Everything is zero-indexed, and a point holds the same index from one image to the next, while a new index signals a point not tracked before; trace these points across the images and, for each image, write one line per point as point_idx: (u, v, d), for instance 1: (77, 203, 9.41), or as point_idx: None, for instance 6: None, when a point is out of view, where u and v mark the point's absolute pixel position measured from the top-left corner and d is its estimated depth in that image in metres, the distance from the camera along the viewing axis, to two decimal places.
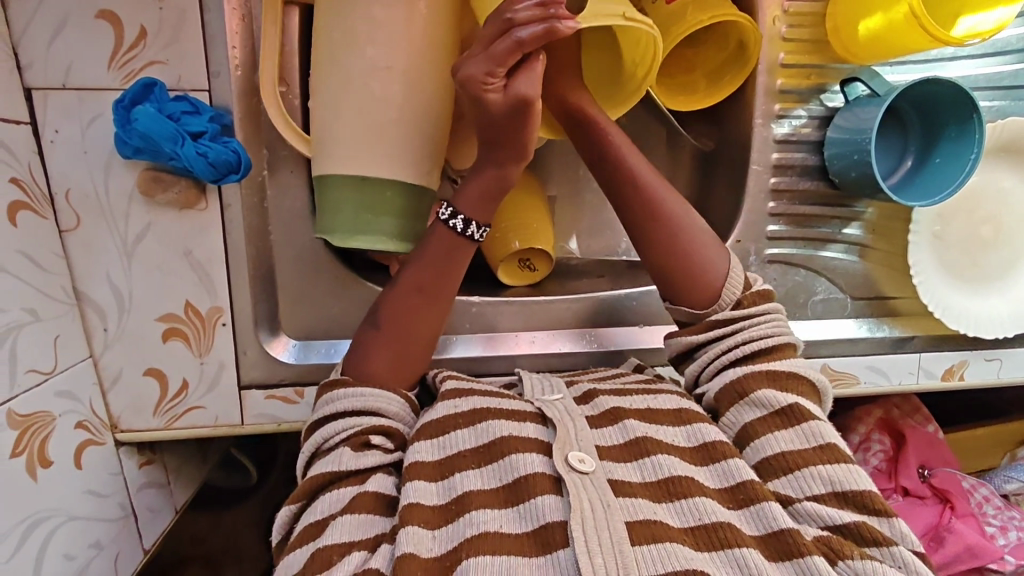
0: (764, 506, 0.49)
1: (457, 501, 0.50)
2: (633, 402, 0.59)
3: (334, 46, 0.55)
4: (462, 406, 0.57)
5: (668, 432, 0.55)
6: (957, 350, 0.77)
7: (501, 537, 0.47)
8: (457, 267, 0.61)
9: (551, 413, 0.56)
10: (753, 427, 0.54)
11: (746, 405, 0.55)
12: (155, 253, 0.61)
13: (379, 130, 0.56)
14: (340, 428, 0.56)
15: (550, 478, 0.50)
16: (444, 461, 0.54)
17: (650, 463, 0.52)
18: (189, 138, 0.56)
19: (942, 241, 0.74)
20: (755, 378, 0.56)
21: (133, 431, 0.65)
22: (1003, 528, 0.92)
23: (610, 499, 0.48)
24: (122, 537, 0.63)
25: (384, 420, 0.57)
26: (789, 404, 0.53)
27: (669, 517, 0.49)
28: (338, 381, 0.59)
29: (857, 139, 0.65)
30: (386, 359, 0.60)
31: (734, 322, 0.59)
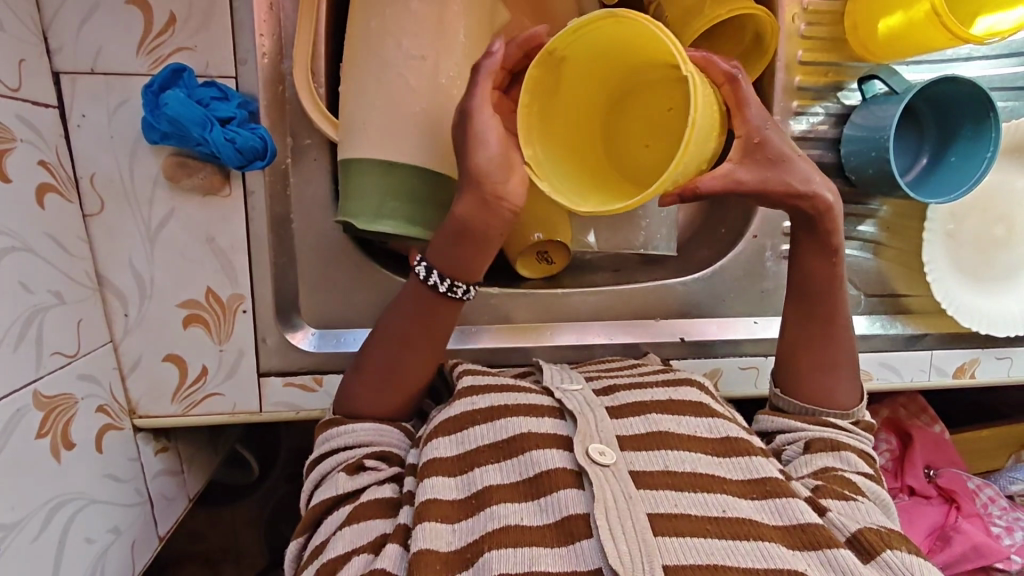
0: (789, 501, 0.50)
1: (477, 496, 0.51)
2: (654, 394, 0.59)
3: (368, 38, 0.57)
4: (480, 402, 0.57)
5: (691, 423, 0.56)
6: (969, 349, 0.78)
7: (523, 529, 0.48)
8: (434, 324, 0.60)
9: (570, 405, 0.56)
10: (834, 467, 0.56)
11: (833, 457, 0.57)
12: (177, 238, 0.61)
13: (405, 120, 0.57)
14: (333, 463, 0.57)
15: (570, 471, 0.51)
16: (463, 456, 0.54)
17: (671, 455, 0.53)
18: (218, 124, 0.56)
19: (955, 239, 0.75)
20: (850, 446, 0.58)
21: (151, 417, 0.65)
22: (1009, 528, 0.93)
23: (631, 491, 0.49)
24: (139, 523, 0.63)
25: (376, 446, 0.58)
26: (865, 468, 0.57)
27: (691, 508, 0.49)
28: (330, 421, 0.59)
29: (875, 136, 0.66)
30: (379, 401, 0.60)
31: (848, 424, 0.60)
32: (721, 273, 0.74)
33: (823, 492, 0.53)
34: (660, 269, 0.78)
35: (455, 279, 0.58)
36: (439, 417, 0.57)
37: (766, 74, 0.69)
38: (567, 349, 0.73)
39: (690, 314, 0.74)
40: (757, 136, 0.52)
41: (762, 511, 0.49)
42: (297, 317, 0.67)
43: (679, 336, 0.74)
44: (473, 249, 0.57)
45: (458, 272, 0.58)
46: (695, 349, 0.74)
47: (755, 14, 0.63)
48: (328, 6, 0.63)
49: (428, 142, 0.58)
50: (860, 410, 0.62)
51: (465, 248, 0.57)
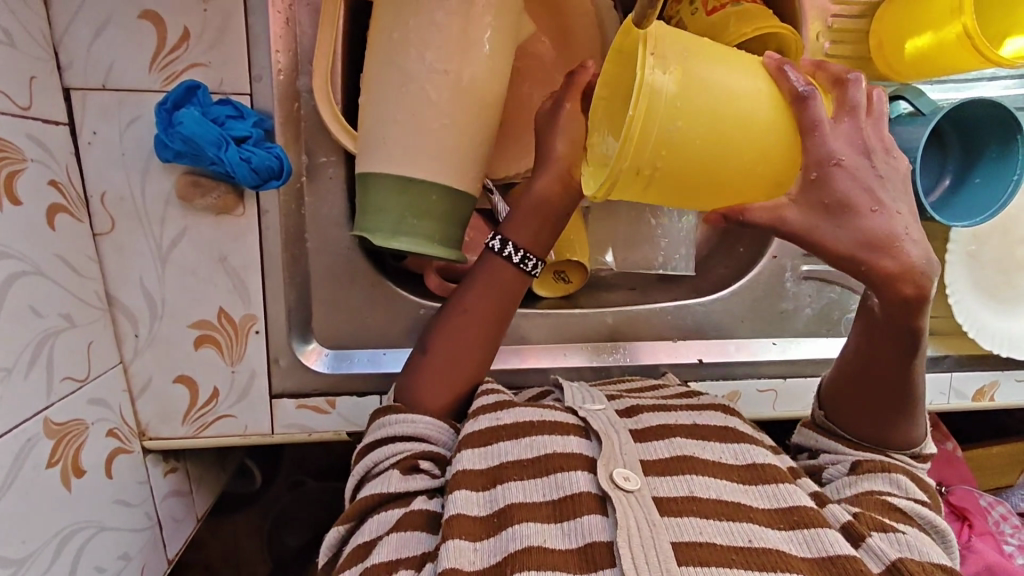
0: (819, 531, 0.48)
1: (499, 514, 0.49)
2: (679, 417, 0.58)
3: (388, 55, 0.56)
4: (506, 418, 0.55)
5: (716, 448, 0.55)
6: (988, 371, 0.77)
7: (546, 552, 0.46)
8: (507, 305, 0.61)
9: (595, 425, 0.55)
10: (877, 490, 0.54)
11: (881, 479, 0.54)
12: (190, 258, 0.60)
13: (426, 139, 0.56)
14: (390, 453, 0.55)
15: (594, 495, 0.49)
16: (491, 470, 0.52)
17: (696, 481, 0.51)
18: (233, 143, 0.55)
19: (976, 260, 0.74)
20: (901, 468, 0.56)
21: (161, 439, 0.63)
22: (1021, 547, 0.93)
23: (654, 518, 0.47)
24: (148, 547, 0.62)
25: (429, 446, 0.56)
26: (919, 496, 0.54)
27: (716, 536, 0.47)
28: (389, 409, 0.57)
29: (902, 157, 0.64)
30: (433, 393, 0.59)
31: (914, 461, 0.57)
32: (740, 293, 0.73)
33: (861, 521, 0.50)
34: (677, 288, 0.77)
35: (528, 252, 0.60)
36: (465, 429, 0.56)
37: None
38: (583, 370, 0.72)
39: (708, 334, 0.73)
40: (814, 171, 0.46)
41: (791, 541, 0.47)
42: (310, 338, 0.65)
43: (697, 357, 0.73)
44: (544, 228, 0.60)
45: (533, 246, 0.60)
46: (713, 370, 0.73)
47: (780, 33, 0.62)
48: (346, 20, 0.62)
49: (448, 161, 0.57)
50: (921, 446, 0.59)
51: (534, 222, 0.59)
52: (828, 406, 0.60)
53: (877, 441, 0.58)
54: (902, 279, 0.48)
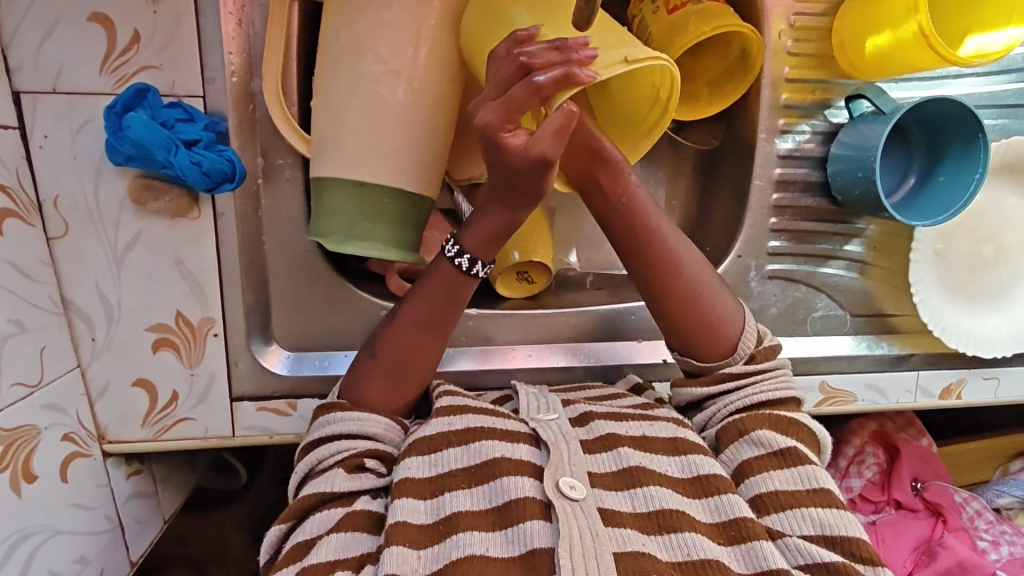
0: (756, 544, 0.48)
1: (445, 522, 0.49)
2: (630, 427, 0.57)
3: (341, 57, 0.55)
4: (457, 424, 0.55)
5: (664, 461, 0.54)
6: (955, 369, 0.77)
7: (486, 561, 0.46)
8: (457, 304, 0.58)
9: (545, 435, 0.54)
10: (752, 465, 0.53)
11: (745, 443, 0.55)
12: (146, 261, 0.60)
13: (379, 141, 0.55)
14: (334, 451, 0.55)
15: (541, 503, 0.49)
16: (435, 479, 0.52)
17: (642, 492, 0.51)
18: (183, 146, 0.54)
19: (943, 259, 0.74)
20: (761, 420, 0.56)
21: (121, 442, 0.63)
22: (995, 542, 0.92)
23: (599, 529, 0.47)
24: (108, 550, 0.62)
25: (374, 444, 0.56)
26: (786, 446, 0.53)
27: (657, 550, 0.47)
28: (332, 405, 0.58)
29: (862, 156, 0.64)
30: (386, 393, 0.58)
31: (741, 370, 0.59)
32: None
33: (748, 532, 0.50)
34: None
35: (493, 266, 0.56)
36: (416, 433, 0.55)
37: (752, 91, 0.68)
38: (547, 371, 0.71)
39: None
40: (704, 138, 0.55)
41: (732, 555, 0.48)
42: (271, 340, 0.65)
43: (662, 358, 0.73)
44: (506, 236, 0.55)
45: (482, 253, 0.55)
46: (680, 371, 0.73)
47: (741, 31, 0.62)
48: (301, 21, 0.61)
49: (402, 162, 0.56)
50: (751, 341, 0.60)
51: (500, 243, 0.55)
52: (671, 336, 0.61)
53: (712, 355, 0.60)
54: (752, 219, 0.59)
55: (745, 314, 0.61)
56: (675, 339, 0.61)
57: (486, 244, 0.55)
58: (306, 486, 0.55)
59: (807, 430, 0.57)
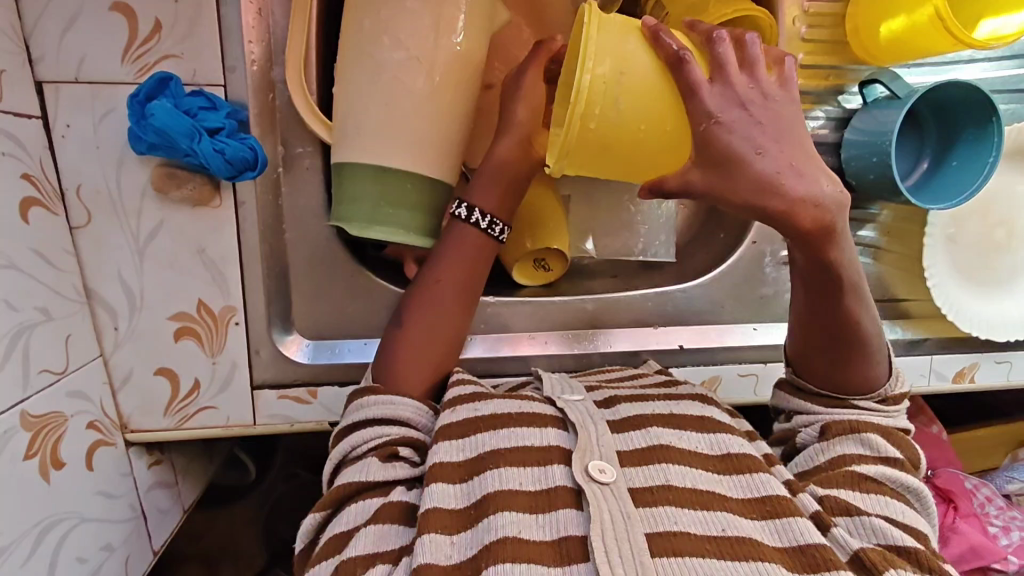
0: (792, 520, 0.48)
1: (477, 505, 0.48)
2: (655, 407, 0.58)
3: (362, 44, 0.56)
4: (483, 410, 0.55)
5: (692, 438, 0.55)
6: (968, 353, 0.77)
7: (520, 542, 0.45)
8: (481, 265, 0.62)
9: (573, 416, 0.55)
10: (851, 457, 0.54)
11: (853, 441, 0.55)
12: (168, 250, 0.60)
13: (402, 127, 0.56)
14: (367, 440, 0.54)
15: (570, 490, 0.49)
16: (468, 463, 0.52)
17: (670, 469, 0.51)
18: (206, 134, 0.55)
19: (956, 244, 0.74)
20: (871, 427, 0.56)
21: (143, 431, 0.63)
22: (1005, 528, 0.93)
23: (630, 510, 0.47)
24: (132, 539, 0.62)
25: (408, 430, 0.55)
26: (893, 454, 0.54)
27: (690, 526, 0.47)
28: (367, 390, 0.57)
29: (877, 141, 0.65)
30: (417, 369, 0.59)
31: (880, 407, 0.58)
32: (723, 279, 0.73)
33: (827, 504, 0.51)
34: (658, 274, 0.77)
35: (496, 217, 0.61)
36: (443, 419, 0.55)
37: None
38: (564, 358, 0.72)
39: (689, 320, 0.74)
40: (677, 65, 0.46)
41: (763, 530, 0.48)
42: (291, 329, 0.65)
43: (678, 344, 0.73)
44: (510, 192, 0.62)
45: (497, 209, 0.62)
46: (694, 357, 0.74)
47: (755, 18, 0.63)
48: (320, 11, 0.61)
49: (423, 147, 0.57)
50: (890, 385, 0.59)
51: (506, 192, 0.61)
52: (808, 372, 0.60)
53: (837, 389, 0.59)
54: (801, 209, 0.46)
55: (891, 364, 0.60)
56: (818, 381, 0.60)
57: (495, 193, 0.61)
58: (337, 479, 0.54)
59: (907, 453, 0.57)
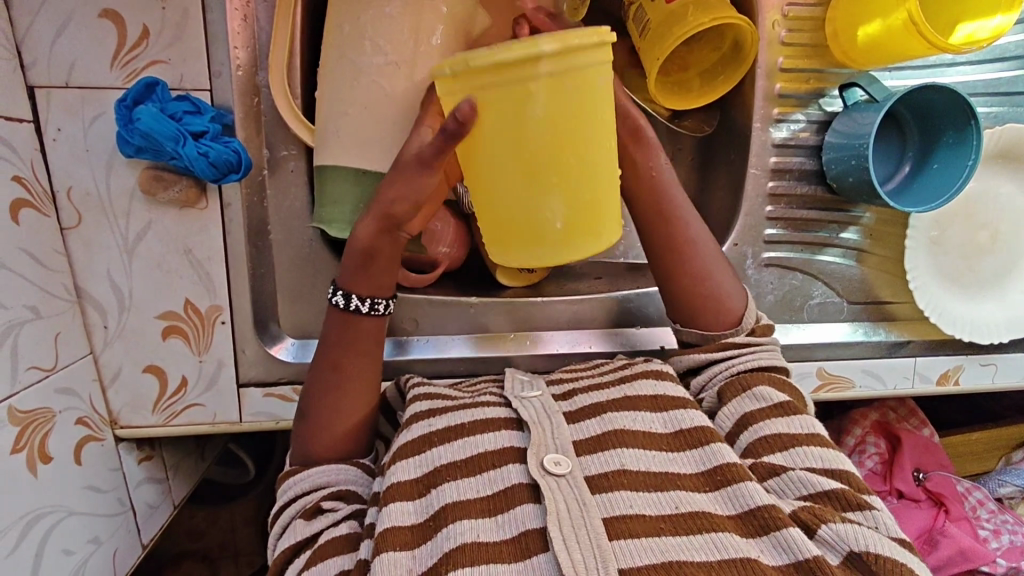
0: (742, 486, 0.50)
1: (434, 518, 0.50)
2: (610, 393, 0.59)
3: (344, 49, 0.57)
4: (437, 424, 0.56)
5: (647, 419, 0.56)
6: (952, 355, 0.77)
7: (479, 546, 0.47)
8: (360, 344, 0.58)
9: (526, 415, 0.56)
10: (753, 416, 0.55)
11: (747, 398, 0.57)
12: (155, 251, 0.61)
13: (378, 131, 0.57)
14: (294, 509, 0.56)
15: (526, 487, 0.51)
16: (422, 478, 0.53)
17: (625, 453, 0.53)
18: (190, 138, 0.56)
19: (939, 246, 0.74)
20: (761, 378, 0.58)
21: (133, 427, 0.65)
22: (996, 531, 0.93)
23: (587, 498, 0.48)
24: (120, 534, 0.64)
25: (331, 488, 0.57)
26: (785, 400, 0.56)
27: (646, 508, 0.49)
28: (287, 472, 0.59)
29: (855, 144, 0.66)
30: (330, 440, 0.59)
31: (745, 339, 0.62)
32: None
33: (759, 473, 0.52)
34: (643, 276, 0.78)
35: (376, 296, 0.57)
36: (399, 441, 0.57)
37: (747, 82, 0.69)
38: (547, 358, 0.73)
39: None
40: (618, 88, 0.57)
41: (718, 501, 0.50)
42: (276, 328, 0.67)
43: (659, 344, 0.74)
44: (372, 265, 0.56)
45: (354, 284, 0.57)
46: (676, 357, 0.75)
47: (734, 24, 0.63)
48: (304, 15, 0.63)
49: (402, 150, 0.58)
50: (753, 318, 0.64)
51: (371, 267, 0.56)
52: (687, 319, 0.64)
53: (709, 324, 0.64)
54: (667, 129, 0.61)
55: (746, 294, 0.65)
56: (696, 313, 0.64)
57: (361, 277, 0.56)
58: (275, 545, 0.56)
59: (791, 385, 0.59)
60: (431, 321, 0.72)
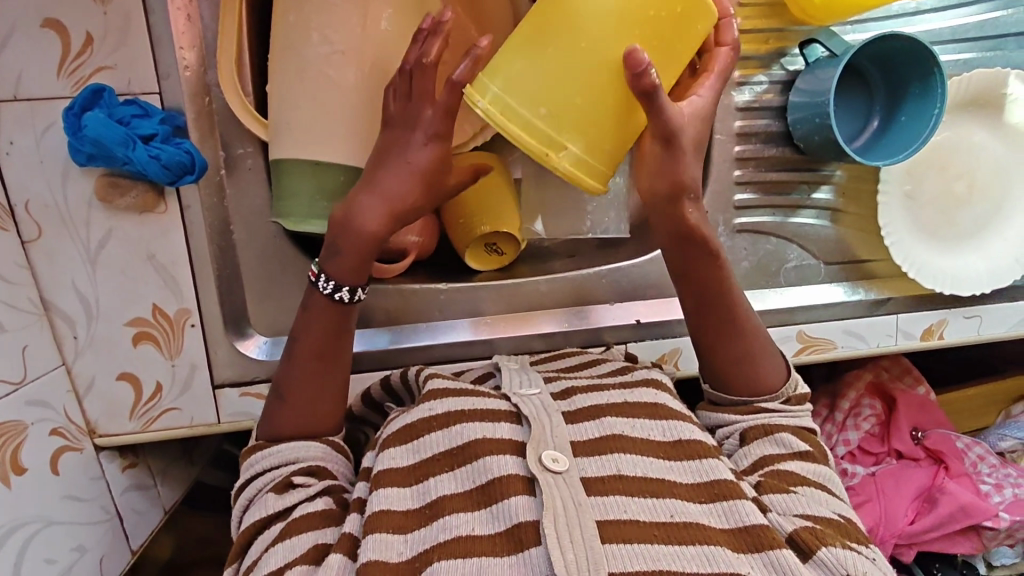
0: (736, 503, 0.50)
1: (431, 506, 0.51)
2: (611, 396, 0.58)
3: (290, 40, 0.56)
4: (437, 407, 0.56)
5: (646, 426, 0.56)
6: (935, 310, 0.76)
7: (471, 539, 0.47)
8: (345, 335, 0.59)
9: (527, 410, 0.55)
10: (771, 458, 0.56)
11: (769, 442, 0.57)
12: (119, 258, 0.61)
13: (331, 120, 0.57)
14: (260, 483, 0.56)
15: (523, 478, 0.50)
16: (418, 465, 0.53)
17: (623, 458, 0.52)
18: (140, 141, 0.56)
19: (915, 200, 0.73)
20: (784, 427, 0.59)
21: (111, 435, 0.65)
22: (998, 486, 0.92)
23: (581, 499, 0.48)
24: (106, 541, 0.65)
25: (302, 462, 0.57)
26: (807, 450, 0.57)
27: (640, 514, 0.49)
28: (253, 446, 0.58)
29: (816, 101, 0.65)
30: (297, 418, 0.59)
31: (781, 406, 0.60)
32: None
33: (763, 488, 0.54)
34: (616, 251, 0.77)
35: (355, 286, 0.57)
36: (395, 424, 0.57)
37: None
38: (523, 339, 0.73)
39: (647, 294, 0.74)
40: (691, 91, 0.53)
41: (710, 514, 0.50)
42: (247, 327, 0.67)
43: (634, 319, 0.74)
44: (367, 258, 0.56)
45: (345, 276, 0.57)
46: (652, 329, 0.74)
47: None
48: (252, 11, 0.62)
49: (355, 138, 0.58)
50: (790, 386, 0.62)
51: (365, 262, 0.56)
52: (715, 382, 0.62)
53: (737, 393, 0.61)
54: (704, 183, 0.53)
55: (787, 364, 0.63)
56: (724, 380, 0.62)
57: (350, 267, 0.56)
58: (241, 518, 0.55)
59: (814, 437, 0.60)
60: (403, 312, 0.71)
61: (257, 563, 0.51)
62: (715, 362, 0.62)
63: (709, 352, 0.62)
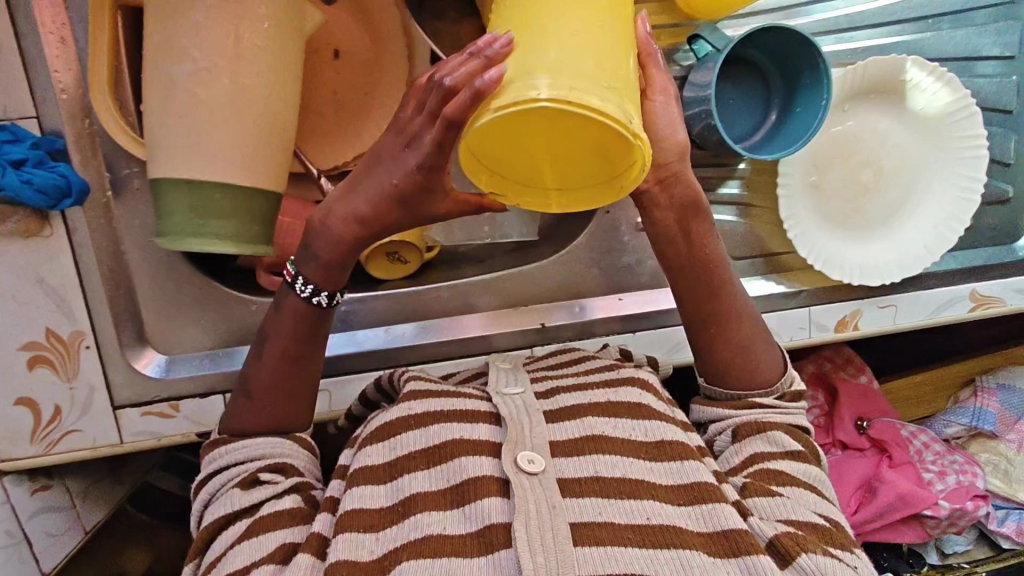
0: (718, 506, 0.49)
1: (402, 504, 0.50)
2: (595, 395, 0.58)
3: (159, 60, 0.56)
4: (416, 408, 0.55)
5: (626, 425, 0.55)
6: (848, 301, 0.75)
7: (443, 538, 0.47)
8: (318, 333, 0.59)
9: (506, 410, 0.54)
10: (759, 455, 0.56)
11: (762, 440, 0.56)
12: (6, 283, 0.61)
13: (206, 137, 0.56)
14: (224, 479, 0.55)
15: (498, 479, 0.49)
16: (392, 464, 0.53)
17: (602, 459, 0.51)
18: (11, 167, 0.56)
19: (821, 191, 0.72)
20: (779, 425, 0.58)
21: (13, 460, 0.65)
22: (941, 473, 0.91)
23: (556, 500, 0.47)
24: (11, 565, 0.65)
25: (270, 459, 0.56)
26: (798, 449, 0.56)
27: (615, 516, 0.48)
28: (215, 441, 0.57)
29: (701, 99, 0.64)
30: (266, 412, 0.58)
31: (776, 401, 0.60)
32: (577, 253, 0.74)
33: (748, 491, 0.53)
34: (526, 254, 0.77)
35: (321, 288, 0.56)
36: (375, 422, 0.56)
37: None
38: (431, 346, 0.73)
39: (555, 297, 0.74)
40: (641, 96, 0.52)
41: (687, 516, 0.49)
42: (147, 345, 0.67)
43: (539, 322, 0.74)
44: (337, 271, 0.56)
45: (326, 282, 0.56)
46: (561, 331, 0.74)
47: None
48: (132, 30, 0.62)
49: (232, 153, 0.57)
50: (785, 382, 0.62)
51: (340, 269, 0.56)
52: (712, 377, 0.62)
53: (734, 387, 0.61)
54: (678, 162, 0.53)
55: (782, 357, 0.63)
56: (720, 375, 0.61)
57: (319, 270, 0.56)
58: (203, 515, 0.54)
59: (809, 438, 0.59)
60: None
61: (221, 560, 0.50)
62: (712, 355, 0.61)
63: (703, 346, 0.61)
